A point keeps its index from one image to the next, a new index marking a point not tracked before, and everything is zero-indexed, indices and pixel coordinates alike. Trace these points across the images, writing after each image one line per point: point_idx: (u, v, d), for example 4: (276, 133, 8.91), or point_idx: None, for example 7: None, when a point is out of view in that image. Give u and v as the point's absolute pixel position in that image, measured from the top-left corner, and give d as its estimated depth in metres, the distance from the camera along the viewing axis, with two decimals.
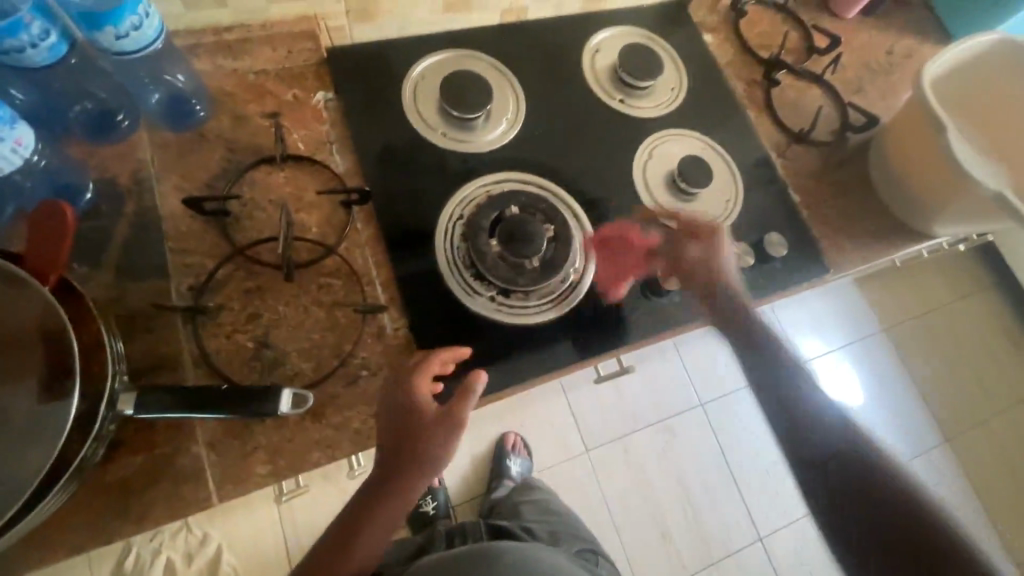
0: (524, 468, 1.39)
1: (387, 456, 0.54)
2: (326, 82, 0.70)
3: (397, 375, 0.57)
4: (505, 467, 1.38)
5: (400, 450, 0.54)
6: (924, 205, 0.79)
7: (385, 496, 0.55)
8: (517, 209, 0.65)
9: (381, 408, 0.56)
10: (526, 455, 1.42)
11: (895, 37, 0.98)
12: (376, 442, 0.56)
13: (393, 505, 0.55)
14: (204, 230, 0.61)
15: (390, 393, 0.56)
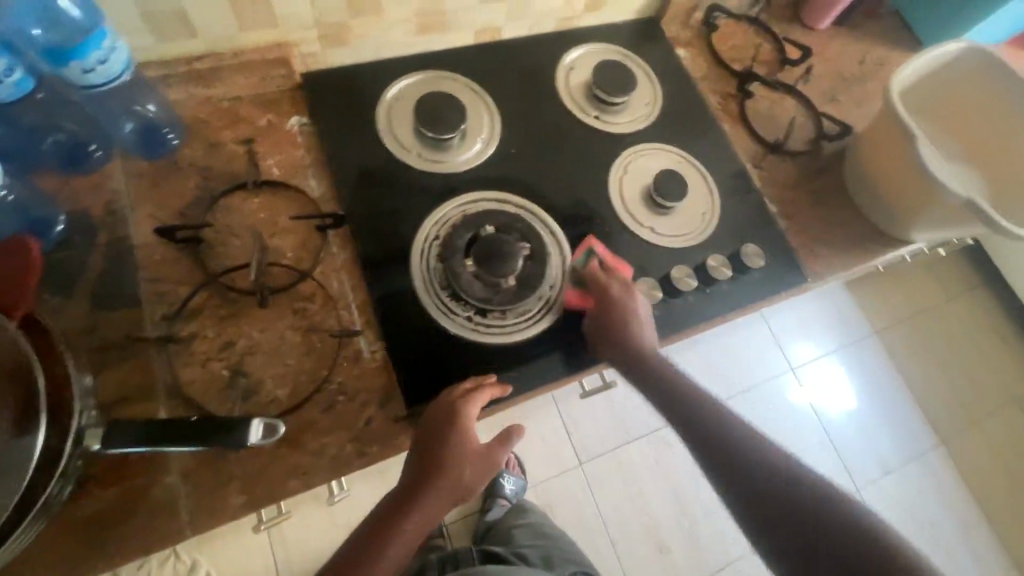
0: (517, 486, 1.37)
1: (430, 492, 0.57)
2: (300, 107, 0.71)
3: (453, 407, 0.58)
4: (499, 486, 1.35)
5: (437, 478, 0.57)
6: (899, 211, 0.80)
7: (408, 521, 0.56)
8: (492, 229, 0.66)
9: (433, 438, 0.57)
10: (519, 473, 1.40)
11: (867, 45, 1.00)
12: (416, 471, 0.58)
13: (412, 533, 0.57)
14: (178, 258, 0.61)
15: (447, 426, 0.57)
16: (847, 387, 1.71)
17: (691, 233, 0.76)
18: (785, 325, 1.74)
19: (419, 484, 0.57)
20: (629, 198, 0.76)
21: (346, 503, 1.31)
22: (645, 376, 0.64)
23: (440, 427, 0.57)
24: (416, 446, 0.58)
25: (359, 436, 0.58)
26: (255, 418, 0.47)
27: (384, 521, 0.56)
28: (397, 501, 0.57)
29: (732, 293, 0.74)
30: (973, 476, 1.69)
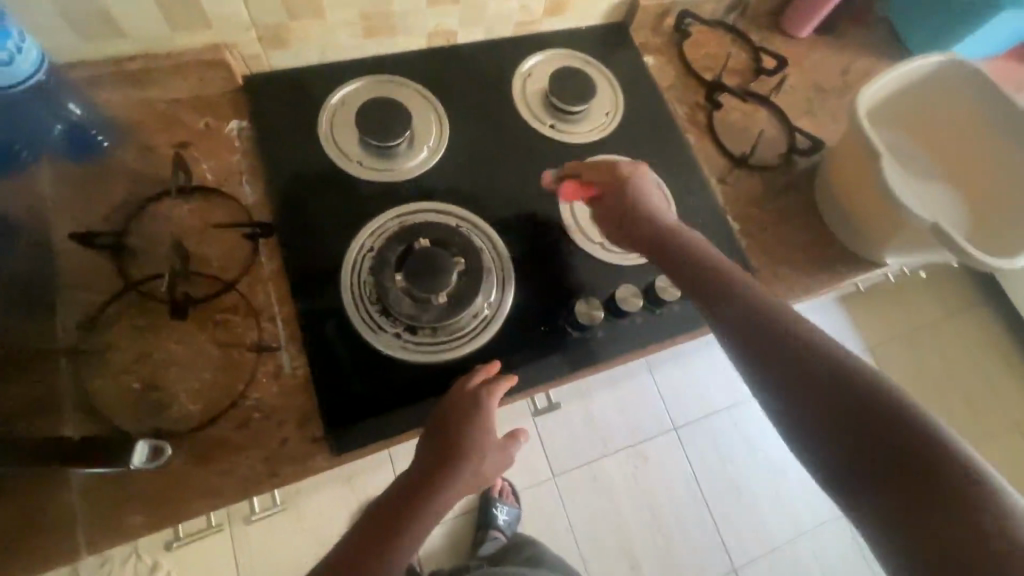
0: (511, 517, 1.35)
1: (445, 479, 0.57)
2: (241, 111, 0.69)
3: (478, 394, 0.60)
4: (492, 517, 1.34)
5: (458, 469, 0.57)
6: (869, 234, 0.76)
7: (413, 519, 0.55)
8: (427, 242, 0.62)
9: (456, 424, 0.59)
10: (513, 502, 1.38)
11: (851, 56, 0.95)
12: (434, 458, 0.58)
13: (419, 533, 0.55)
14: (98, 265, 0.59)
15: (470, 412, 0.59)
16: None
17: None
18: None
19: (427, 479, 0.57)
20: (580, 212, 0.73)
21: (313, 509, 1.30)
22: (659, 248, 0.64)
23: (463, 418, 0.59)
24: (425, 442, 0.59)
25: (273, 456, 0.56)
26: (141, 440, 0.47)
27: (387, 519, 0.55)
28: (409, 498, 0.56)
29: (682, 316, 0.71)
30: None
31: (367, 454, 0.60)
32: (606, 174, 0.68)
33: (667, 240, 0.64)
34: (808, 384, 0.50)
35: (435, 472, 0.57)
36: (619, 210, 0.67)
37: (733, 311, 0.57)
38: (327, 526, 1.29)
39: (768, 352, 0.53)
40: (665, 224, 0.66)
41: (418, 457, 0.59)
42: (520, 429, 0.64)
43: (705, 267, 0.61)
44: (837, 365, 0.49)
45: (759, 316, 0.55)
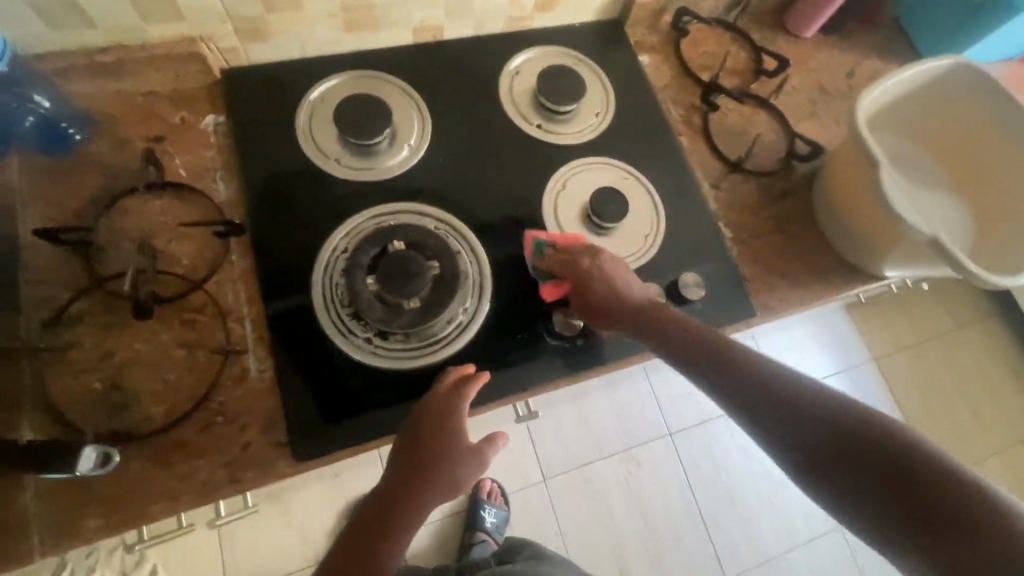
0: (498, 519, 1.34)
1: (414, 486, 0.55)
2: (218, 106, 0.67)
3: (445, 398, 0.59)
4: (479, 518, 1.33)
5: (426, 474, 0.56)
6: (868, 244, 0.73)
7: (393, 530, 0.54)
8: (402, 245, 0.60)
9: (424, 429, 0.57)
10: (502, 504, 1.37)
11: (858, 57, 0.91)
12: (403, 465, 0.56)
13: (395, 546, 0.53)
14: (65, 261, 0.58)
15: (439, 416, 0.58)
16: None
17: (628, 257, 0.71)
18: (776, 347, 1.63)
19: (403, 488, 0.55)
20: (564, 216, 0.70)
21: (300, 504, 1.29)
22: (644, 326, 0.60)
23: (431, 422, 0.58)
24: (397, 451, 0.58)
25: (235, 461, 0.55)
26: (88, 445, 0.47)
27: (366, 533, 0.54)
28: (380, 508, 0.55)
29: None
30: None
31: (332, 461, 0.59)
32: (570, 259, 0.64)
33: (643, 315, 0.61)
34: (768, 413, 0.51)
35: (410, 479, 0.56)
36: (594, 295, 0.62)
37: (695, 347, 0.58)
38: (313, 522, 1.28)
39: (728, 384, 0.54)
40: (639, 299, 0.62)
41: (391, 466, 0.57)
42: (498, 433, 0.61)
43: (681, 331, 0.59)
44: (788, 388, 0.52)
45: (712, 349, 0.57)
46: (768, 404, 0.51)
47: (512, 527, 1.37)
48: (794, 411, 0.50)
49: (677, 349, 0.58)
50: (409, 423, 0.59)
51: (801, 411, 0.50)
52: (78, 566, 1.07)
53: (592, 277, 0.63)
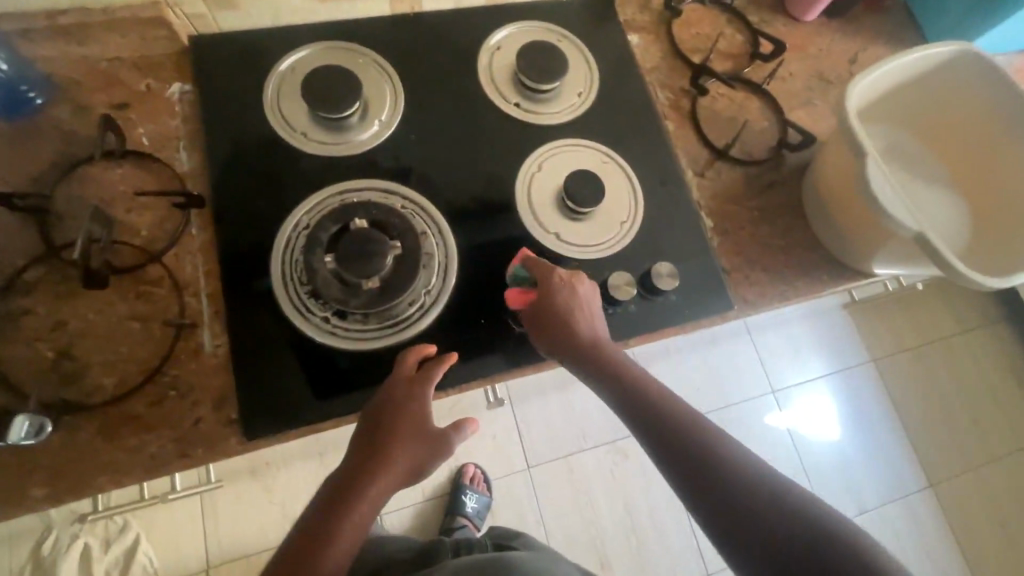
0: (480, 504, 1.33)
1: (374, 471, 0.54)
2: (185, 74, 0.66)
3: (409, 381, 0.57)
4: (460, 503, 1.32)
5: (387, 456, 0.55)
6: (856, 239, 0.70)
7: (354, 515, 0.52)
8: (364, 223, 0.58)
9: (386, 412, 0.56)
10: (484, 491, 1.36)
11: (862, 42, 0.87)
12: (364, 449, 0.55)
13: (352, 532, 0.52)
14: (20, 227, 0.57)
15: (401, 400, 0.56)
16: (831, 415, 1.58)
17: (602, 244, 0.68)
18: (772, 344, 1.60)
19: (363, 472, 0.54)
20: (538, 199, 0.68)
21: (282, 482, 1.30)
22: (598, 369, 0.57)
23: (393, 406, 0.56)
24: (357, 435, 0.56)
25: (184, 436, 0.55)
26: (21, 415, 0.47)
27: (325, 518, 0.52)
28: (338, 491, 0.54)
29: (637, 317, 0.67)
30: (962, 525, 1.56)
31: (285, 440, 0.58)
32: (546, 283, 0.60)
33: (600, 358, 0.58)
34: (727, 519, 0.48)
35: (372, 462, 0.54)
36: (555, 325, 0.59)
37: (661, 424, 0.53)
38: (295, 500, 1.29)
39: (689, 483, 0.50)
40: (601, 343, 0.59)
41: (352, 448, 0.56)
42: (467, 419, 0.59)
43: (646, 395, 0.55)
44: (746, 494, 0.48)
45: (677, 434, 0.52)
46: (727, 511, 0.48)
47: (493, 512, 1.37)
48: (753, 522, 0.47)
49: (642, 420, 0.54)
50: (371, 406, 0.57)
51: (761, 525, 0.46)
52: (61, 532, 1.10)
53: (560, 307, 0.59)
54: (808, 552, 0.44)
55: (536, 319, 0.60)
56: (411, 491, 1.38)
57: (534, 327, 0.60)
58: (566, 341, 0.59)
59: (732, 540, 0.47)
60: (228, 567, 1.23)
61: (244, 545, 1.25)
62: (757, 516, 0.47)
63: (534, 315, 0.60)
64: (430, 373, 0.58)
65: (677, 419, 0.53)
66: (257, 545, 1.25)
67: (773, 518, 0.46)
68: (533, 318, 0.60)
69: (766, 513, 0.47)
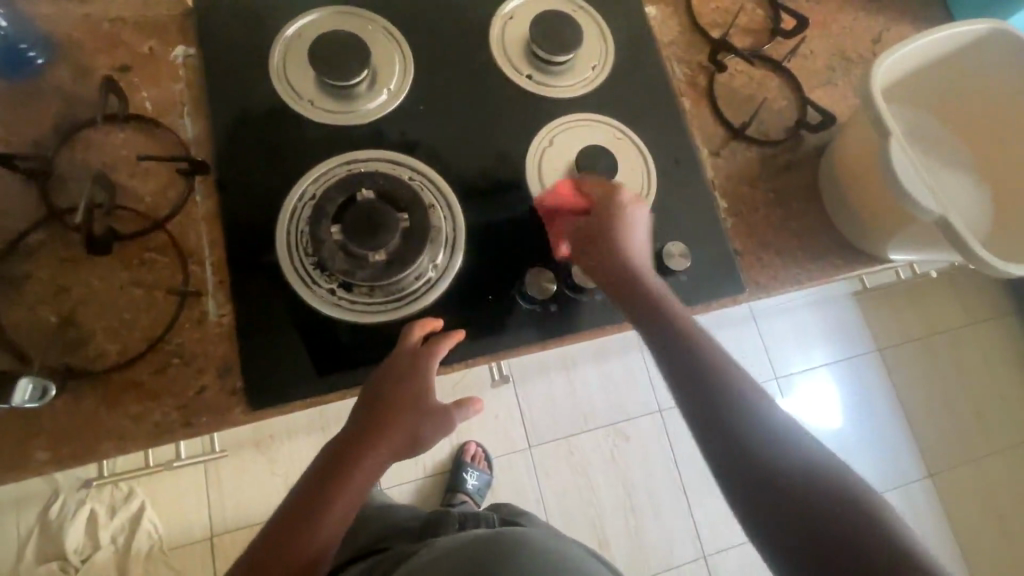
0: (481, 482, 1.34)
1: (371, 446, 0.54)
2: (188, 37, 0.64)
3: (412, 357, 0.56)
4: (461, 479, 1.33)
5: (386, 432, 0.55)
6: (872, 224, 0.69)
7: (352, 482, 0.53)
8: (371, 193, 0.57)
9: (387, 388, 0.55)
10: (485, 468, 1.37)
11: (889, 20, 0.84)
12: (364, 423, 0.55)
13: (347, 504, 0.53)
14: (22, 190, 0.56)
15: (403, 376, 0.56)
16: (833, 403, 1.58)
17: None
18: (778, 330, 1.59)
19: (363, 441, 0.54)
20: (550, 174, 0.67)
21: (284, 454, 1.31)
22: (624, 286, 0.58)
23: (393, 381, 0.56)
24: (357, 408, 0.56)
25: (187, 405, 0.55)
26: (25, 378, 0.46)
27: (323, 482, 0.53)
28: (334, 464, 0.54)
29: None
30: (959, 515, 1.57)
31: (289, 411, 0.58)
32: (598, 202, 0.61)
33: (638, 292, 0.57)
34: (767, 503, 0.46)
35: (373, 431, 0.54)
36: (597, 248, 0.59)
37: (705, 390, 0.51)
38: (297, 472, 1.30)
39: (707, 411, 0.51)
40: (638, 268, 0.59)
41: (353, 417, 0.56)
42: (470, 396, 0.59)
43: (684, 336, 0.54)
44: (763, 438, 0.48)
45: (727, 404, 0.50)
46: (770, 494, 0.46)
47: (493, 489, 1.38)
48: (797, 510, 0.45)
49: (661, 341, 0.55)
50: (373, 380, 0.56)
51: (803, 510, 0.45)
52: (68, 497, 1.17)
53: (604, 225, 0.60)
54: (794, 483, 0.46)
55: (582, 233, 0.61)
56: (413, 465, 1.39)
57: (575, 240, 0.61)
58: (602, 255, 0.59)
59: (728, 463, 0.49)
60: (232, 536, 1.24)
61: (247, 514, 1.26)
62: (801, 506, 0.45)
63: (583, 229, 0.61)
64: (433, 349, 0.57)
65: (726, 388, 0.51)
66: (260, 514, 1.27)
67: (790, 480, 0.46)
68: (580, 232, 0.61)
69: (784, 475, 0.47)
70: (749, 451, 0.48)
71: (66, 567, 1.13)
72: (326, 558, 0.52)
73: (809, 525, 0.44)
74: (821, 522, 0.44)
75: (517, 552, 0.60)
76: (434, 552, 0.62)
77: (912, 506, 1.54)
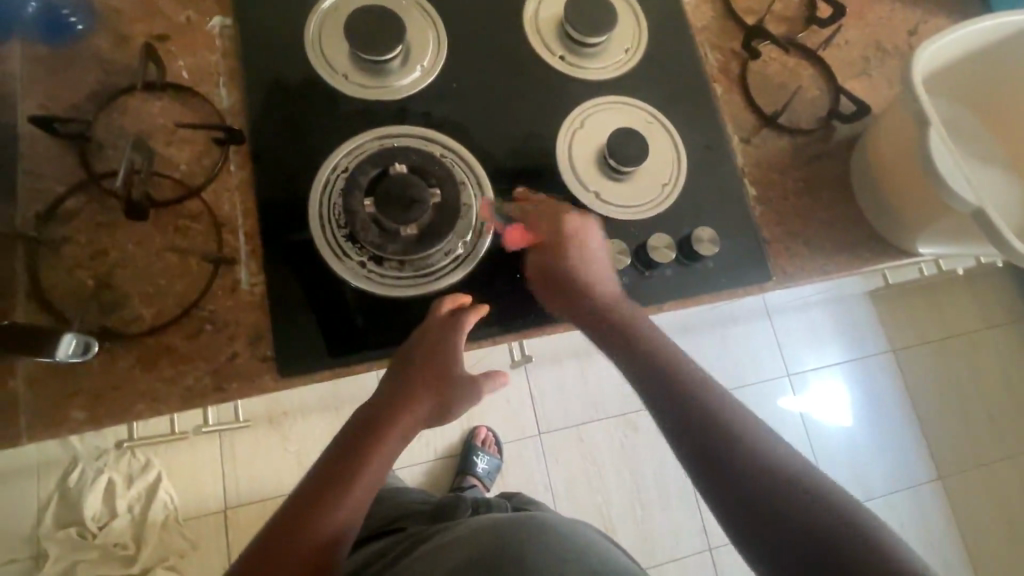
0: (490, 466, 1.34)
1: (400, 413, 0.55)
2: (225, 8, 0.64)
3: (442, 329, 0.57)
4: (472, 463, 1.34)
5: (415, 401, 0.56)
6: (903, 217, 0.69)
7: (381, 451, 0.54)
8: (404, 167, 0.57)
9: (417, 358, 0.56)
10: (495, 453, 1.38)
11: (925, 10, 0.82)
12: (393, 391, 0.56)
13: (378, 469, 0.54)
14: (62, 155, 0.57)
15: (434, 346, 0.57)
16: (844, 403, 1.57)
17: (642, 207, 0.67)
18: (792, 327, 1.58)
19: (393, 409, 0.55)
20: (581, 156, 0.67)
21: (298, 432, 1.32)
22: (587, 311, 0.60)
23: (423, 352, 0.56)
24: (387, 378, 0.57)
25: (220, 370, 0.55)
26: (68, 334, 0.47)
27: (353, 450, 0.54)
28: (364, 430, 0.55)
29: (674, 282, 0.66)
30: (968, 518, 1.56)
31: (317, 382, 0.58)
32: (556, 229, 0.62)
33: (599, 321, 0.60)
34: (729, 500, 0.47)
35: (403, 401, 0.56)
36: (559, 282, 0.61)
37: (656, 376, 0.55)
38: (311, 450, 1.31)
39: (650, 384, 0.55)
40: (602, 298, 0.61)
41: (382, 386, 0.57)
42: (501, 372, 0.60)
43: (645, 352, 0.57)
44: (713, 415, 0.51)
45: (677, 399, 0.53)
46: (737, 491, 0.47)
47: (503, 475, 1.39)
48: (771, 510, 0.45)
49: (633, 364, 0.57)
50: (403, 349, 0.57)
51: (756, 492, 0.46)
52: (86, 466, 1.19)
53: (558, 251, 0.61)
54: (739, 468, 0.48)
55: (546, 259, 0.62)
56: (424, 447, 1.41)
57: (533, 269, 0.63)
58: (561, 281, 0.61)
59: (696, 452, 0.50)
60: (246, 509, 1.27)
61: (260, 490, 1.28)
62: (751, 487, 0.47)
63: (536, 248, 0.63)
64: (462, 321, 0.58)
65: (698, 409, 0.52)
66: (274, 491, 1.28)
67: (742, 462, 0.48)
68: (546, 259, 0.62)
69: (736, 455, 0.48)
70: (725, 465, 0.48)
71: (83, 534, 1.15)
72: (353, 528, 0.52)
73: (769, 506, 0.46)
74: (768, 500, 0.46)
75: (535, 542, 0.59)
76: (457, 533, 0.63)
77: (921, 508, 1.54)
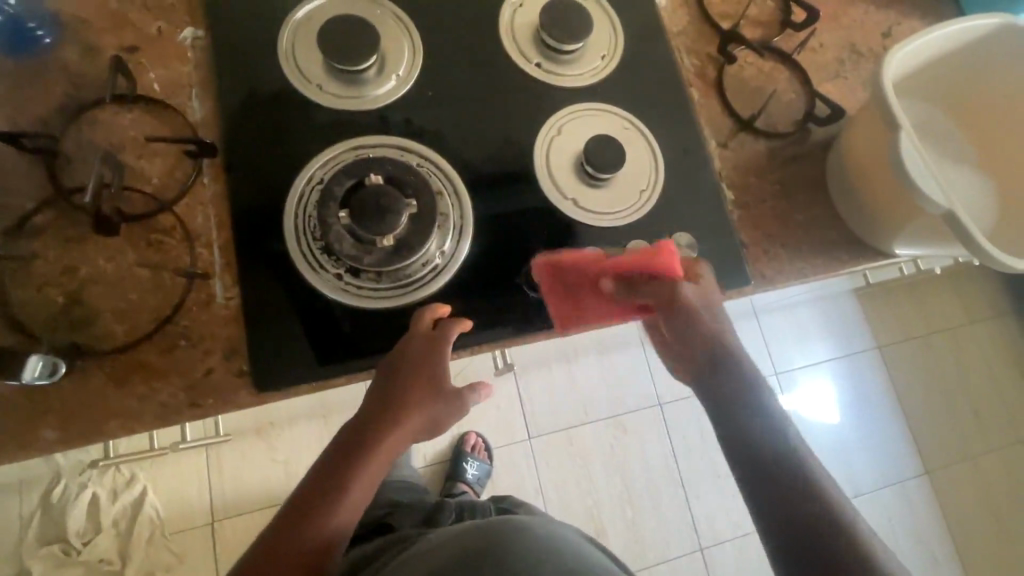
0: (481, 472, 1.34)
1: (386, 427, 0.54)
2: (196, 18, 0.63)
3: (426, 343, 0.56)
4: (461, 470, 1.34)
5: (401, 415, 0.55)
6: (877, 218, 0.69)
7: (368, 464, 0.53)
8: (379, 178, 0.57)
9: (403, 372, 0.56)
10: (485, 458, 1.38)
11: (899, 12, 0.83)
12: (380, 404, 0.55)
13: (366, 484, 0.53)
14: (30, 170, 0.56)
15: (419, 358, 0.56)
16: (831, 400, 1.58)
17: (621, 213, 0.67)
18: (779, 326, 1.59)
19: (382, 419, 0.54)
20: (558, 164, 0.67)
21: (286, 441, 1.31)
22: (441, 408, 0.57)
23: (409, 365, 0.56)
24: (374, 390, 0.56)
25: (195, 386, 0.55)
26: (34, 355, 0.47)
27: (342, 460, 0.53)
28: (351, 443, 0.54)
29: None
30: (955, 513, 1.58)
31: (294, 395, 0.58)
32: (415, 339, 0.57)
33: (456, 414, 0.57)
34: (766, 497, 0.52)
35: (388, 415, 0.55)
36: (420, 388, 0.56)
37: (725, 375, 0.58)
38: (299, 459, 1.31)
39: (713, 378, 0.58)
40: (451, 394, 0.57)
41: (368, 398, 0.56)
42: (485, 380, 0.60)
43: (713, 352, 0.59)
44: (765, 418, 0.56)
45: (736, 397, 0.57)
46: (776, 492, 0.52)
47: (494, 480, 1.39)
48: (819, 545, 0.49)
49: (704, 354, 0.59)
50: (389, 362, 0.57)
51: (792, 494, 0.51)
52: (69, 481, 1.17)
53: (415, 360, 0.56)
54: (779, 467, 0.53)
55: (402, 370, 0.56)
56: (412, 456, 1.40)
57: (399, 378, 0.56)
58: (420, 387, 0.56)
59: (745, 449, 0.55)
60: (234, 522, 1.25)
61: (248, 501, 1.27)
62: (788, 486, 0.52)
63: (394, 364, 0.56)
64: (447, 334, 0.57)
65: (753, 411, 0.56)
66: (262, 502, 1.27)
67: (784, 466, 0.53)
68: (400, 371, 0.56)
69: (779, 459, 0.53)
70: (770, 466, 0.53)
71: (68, 550, 1.14)
72: (342, 539, 0.52)
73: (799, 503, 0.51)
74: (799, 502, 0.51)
75: (518, 544, 0.58)
76: (442, 538, 0.63)
77: (908, 504, 1.56)
